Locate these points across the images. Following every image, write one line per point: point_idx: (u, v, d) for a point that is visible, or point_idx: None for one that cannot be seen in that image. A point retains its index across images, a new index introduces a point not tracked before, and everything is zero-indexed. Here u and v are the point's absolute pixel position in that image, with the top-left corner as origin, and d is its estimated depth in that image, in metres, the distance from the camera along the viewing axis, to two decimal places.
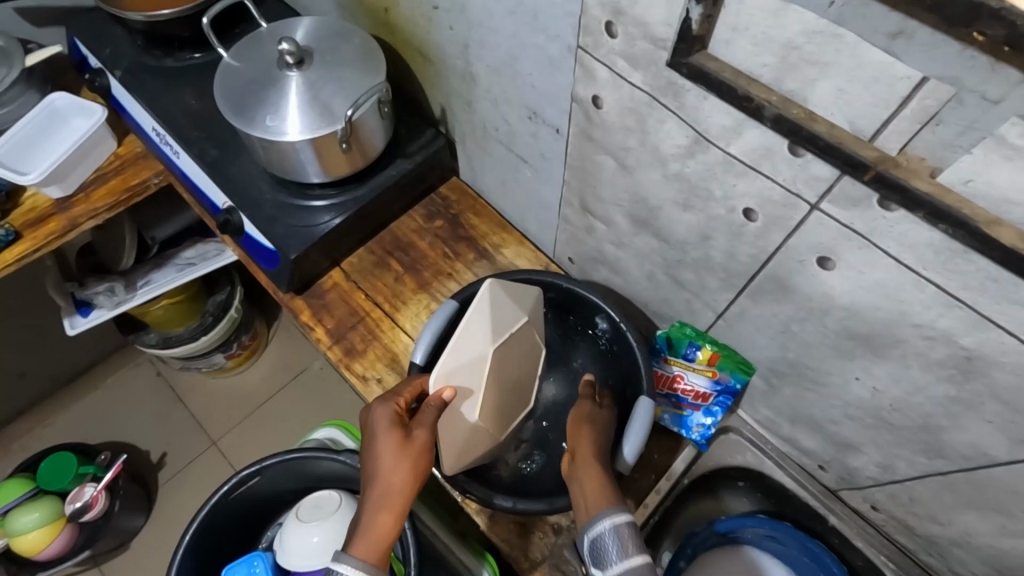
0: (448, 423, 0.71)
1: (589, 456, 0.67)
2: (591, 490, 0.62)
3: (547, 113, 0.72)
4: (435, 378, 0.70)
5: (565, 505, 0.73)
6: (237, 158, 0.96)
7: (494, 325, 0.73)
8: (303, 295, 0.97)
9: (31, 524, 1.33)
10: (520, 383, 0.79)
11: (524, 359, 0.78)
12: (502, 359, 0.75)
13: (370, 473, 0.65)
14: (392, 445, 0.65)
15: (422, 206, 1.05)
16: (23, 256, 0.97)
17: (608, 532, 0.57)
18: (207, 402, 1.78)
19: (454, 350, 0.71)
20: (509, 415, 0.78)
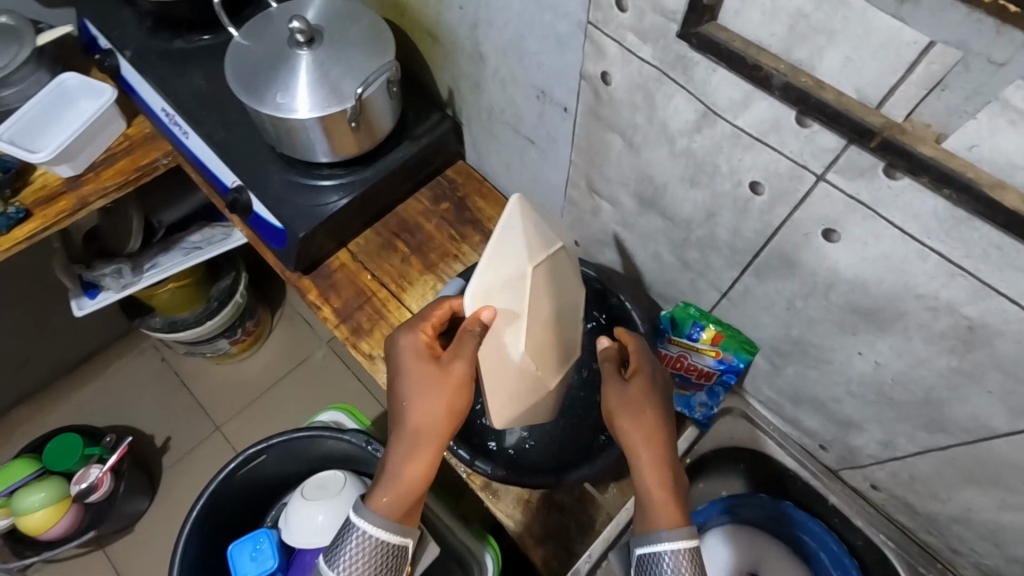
0: (492, 349, 0.71)
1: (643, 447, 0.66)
2: (651, 496, 0.64)
3: (556, 92, 0.73)
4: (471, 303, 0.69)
5: (571, 479, 0.77)
6: (246, 137, 0.96)
7: (530, 244, 0.73)
8: (311, 274, 0.98)
9: (38, 503, 1.34)
10: (562, 322, 0.79)
11: (563, 295, 0.78)
12: (541, 286, 0.74)
13: (403, 421, 0.68)
14: (422, 382, 0.68)
15: (429, 188, 1.06)
16: (34, 233, 0.98)
17: (668, 560, 0.59)
18: (212, 388, 1.79)
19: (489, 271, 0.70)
20: (553, 359, 0.79)
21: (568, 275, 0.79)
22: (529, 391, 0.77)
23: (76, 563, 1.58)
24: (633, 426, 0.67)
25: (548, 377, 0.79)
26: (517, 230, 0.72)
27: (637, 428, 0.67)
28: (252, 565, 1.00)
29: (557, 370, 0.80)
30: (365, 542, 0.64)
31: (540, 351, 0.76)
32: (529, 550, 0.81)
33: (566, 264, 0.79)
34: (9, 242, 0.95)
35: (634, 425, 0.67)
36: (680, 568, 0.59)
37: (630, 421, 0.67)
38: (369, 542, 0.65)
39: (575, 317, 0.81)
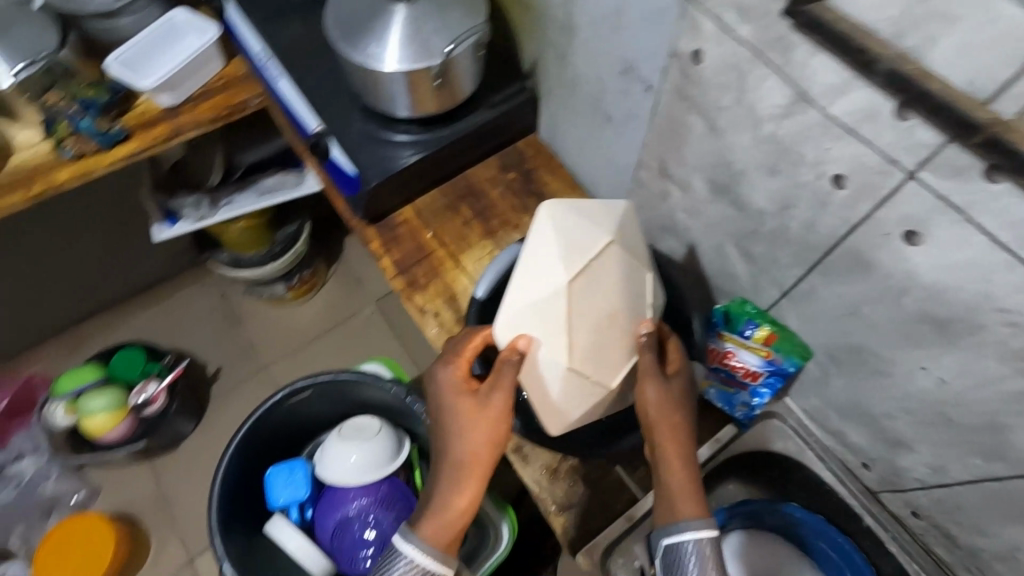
0: (536, 374, 0.70)
1: (672, 442, 0.70)
2: (675, 487, 0.67)
3: (643, 69, 0.73)
4: (506, 331, 0.69)
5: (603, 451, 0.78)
6: (334, 87, 1.01)
7: (565, 251, 0.69)
8: (376, 225, 1.01)
9: (100, 407, 1.45)
10: (626, 317, 0.72)
11: (624, 288, 0.71)
12: (585, 290, 0.69)
13: (450, 452, 0.72)
14: (467, 415, 0.72)
15: (499, 156, 1.07)
16: (132, 154, 1.05)
17: (690, 548, 0.63)
18: (264, 328, 1.88)
19: (519, 291, 0.69)
20: (615, 359, 0.72)
21: (631, 261, 0.73)
22: (589, 394, 0.72)
23: (122, 472, 1.69)
24: (662, 421, 0.70)
25: (608, 379, 0.72)
26: (552, 241, 0.69)
27: (666, 427, 0.70)
28: (287, 492, 1.06)
29: (620, 370, 0.72)
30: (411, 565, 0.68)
31: (598, 352, 0.70)
32: (550, 516, 0.83)
33: (625, 252, 0.72)
34: (110, 159, 1.04)
35: (666, 421, 0.70)
36: (704, 556, 0.63)
37: (665, 417, 0.70)
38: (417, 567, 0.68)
39: (645, 301, 0.74)
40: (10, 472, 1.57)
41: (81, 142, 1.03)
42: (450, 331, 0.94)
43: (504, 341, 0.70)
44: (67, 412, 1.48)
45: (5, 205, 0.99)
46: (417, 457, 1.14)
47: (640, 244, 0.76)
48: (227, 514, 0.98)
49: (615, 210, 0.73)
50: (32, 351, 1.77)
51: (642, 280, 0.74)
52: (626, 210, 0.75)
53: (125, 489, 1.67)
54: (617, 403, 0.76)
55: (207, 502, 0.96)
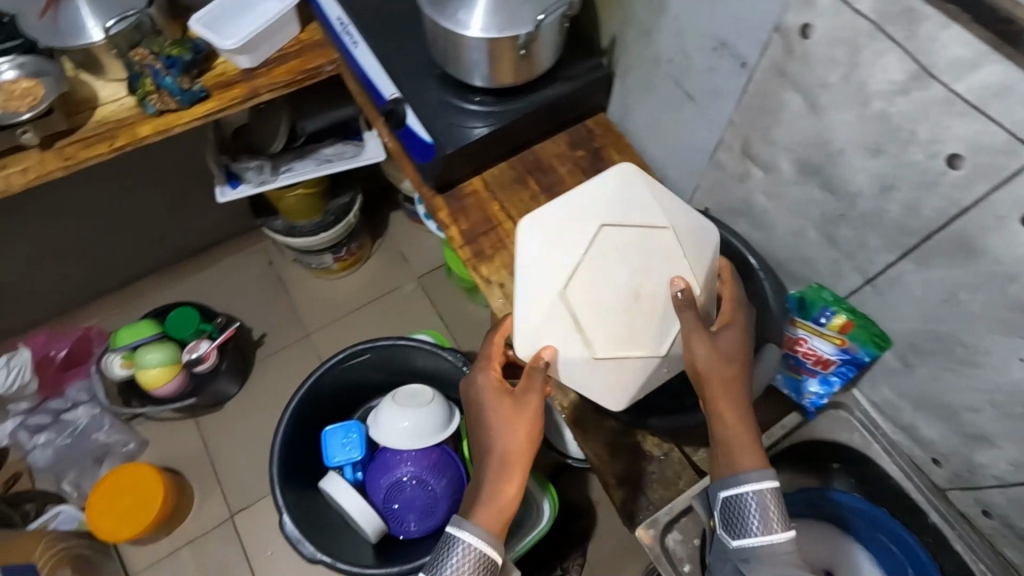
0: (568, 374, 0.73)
1: (725, 397, 0.69)
2: (736, 442, 0.67)
3: (739, 46, 0.72)
4: (525, 350, 0.71)
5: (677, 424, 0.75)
6: (412, 54, 1.02)
7: (559, 259, 0.70)
8: (444, 194, 1.02)
9: (156, 361, 1.50)
10: (652, 288, 0.71)
11: (639, 263, 0.70)
12: (588, 285, 0.69)
13: (490, 447, 0.72)
14: (505, 413, 0.73)
15: (568, 133, 1.07)
16: (210, 113, 1.08)
17: (751, 498, 0.64)
18: (307, 297, 1.92)
19: (528, 310, 0.70)
20: (648, 334, 0.72)
21: (641, 232, 0.72)
22: (635, 369, 0.73)
23: (170, 426, 1.74)
24: (716, 378, 0.69)
25: (652, 347, 0.72)
26: (542, 251, 0.71)
27: (716, 384, 0.69)
28: (342, 452, 1.08)
29: (664, 336, 0.72)
30: (468, 553, 0.68)
31: (630, 333, 0.71)
32: (609, 490, 0.83)
33: (623, 230, 0.71)
34: (188, 117, 1.06)
35: (718, 377, 0.69)
36: (764, 507, 0.64)
37: (717, 373, 0.69)
38: (472, 556, 0.68)
39: (677, 261, 0.72)
40: (66, 419, 1.64)
41: (165, 99, 1.05)
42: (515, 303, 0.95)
43: (525, 356, 0.72)
44: (124, 364, 1.53)
45: (90, 156, 1.02)
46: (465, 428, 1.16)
47: (656, 208, 0.74)
48: (286, 465, 1.02)
49: (605, 191, 0.73)
50: (87, 304, 1.83)
51: (663, 244, 0.71)
52: (621, 185, 0.73)
53: (172, 444, 1.73)
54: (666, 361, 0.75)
55: (270, 452, 1.00)
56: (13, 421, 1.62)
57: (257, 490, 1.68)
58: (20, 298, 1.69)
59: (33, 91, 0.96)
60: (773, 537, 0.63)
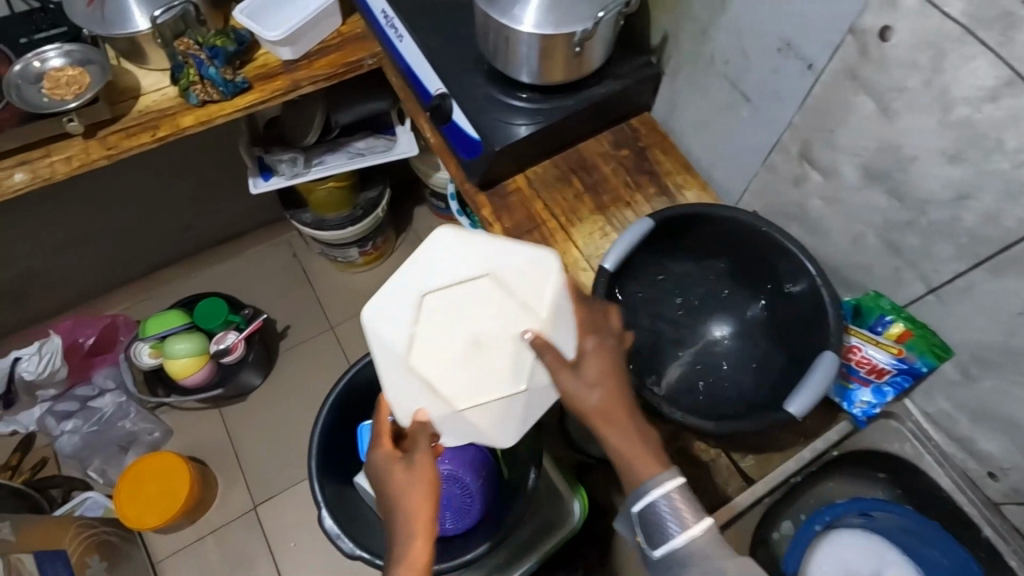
0: (453, 431, 0.67)
1: (605, 412, 0.64)
2: (636, 453, 0.63)
3: (806, 47, 0.71)
4: (402, 417, 0.66)
5: (733, 431, 0.72)
6: (458, 49, 1.00)
7: (397, 335, 0.64)
8: (487, 192, 1.01)
9: (184, 351, 1.51)
10: (495, 331, 0.65)
11: (473, 312, 0.65)
12: (423, 346, 0.64)
13: (399, 512, 0.68)
14: (401, 477, 0.68)
15: (612, 132, 1.06)
16: (252, 105, 1.07)
17: (662, 503, 0.62)
18: (331, 290, 1.91)
19: (390, 389, 0.65)
20: (510, 372, 0.65)
21: (467, 283, 0.65)
22: (516, 405, 0.67)
23: (196, 416, 1.75)
24: (597, 398, 0.63)
25: (517, 384, 0.66)
26: (397, 335, 0.64)
27: (595, 415, 0.64)
28: None
29: (529, 369, 0.66)
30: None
31: (481, 379, 0.65)
32: None
33: (449, 286, 0.65)
34: (231, 109, 1.06)
35: (596, 396, 0.63)
36: (675, 507, 0.62)
37: (594, 394, 0.63)
38: None
39: (506, 300, 0.65)
40: (93, 406, 1.65)
41: (208, 90, 1.04)
42: None
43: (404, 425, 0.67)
44: (153, 353, 1.54)
45: (133, 145, 1.01)
46: None
47: (479, 251, 0.65)
48: (324, 458, 1.03)
49: (423, 257, 0.64)
50: (113, 292, 1.83)
51: (491, 286, 0.65)
52: (448, 241, 0.65)
53: (197, 433, 1.73)
54: (538, 400, 0.68)
55: (310, 444, 1.01)
56: (41, 406, 1.63)
57: (281, 481, 1.69)
58: (50, 284, 1.70)
59: (80, 79, 0.97)
60: (691, 533, 0.61)
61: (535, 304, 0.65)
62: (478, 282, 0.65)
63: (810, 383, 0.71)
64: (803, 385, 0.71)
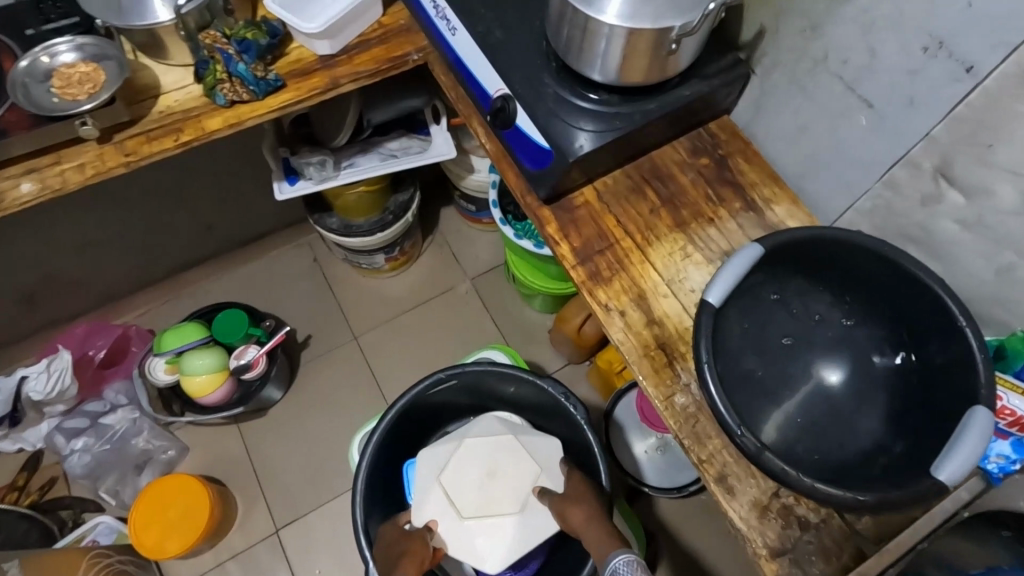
0: (453, 540, 0.88)
1: (583, 521, 0.81)
2: (603, 542, 0.76)
3: (968, 44, 0.60)
4: (419, 517, 0.90)
5: (872, 501, 0.61)
6: (521, 43, 0.89)
7: (441, 463, 0.93)
8: (552, 206, 0.90)
9: (203, 368, 1.40)
10: (508, 467, 0.92)
11: (496, 451, 0.93)
12: (453, 470, 0.92)
13: (387, 565, 0.83)
14: (396, 544, 0.86)
15: (688, 139, 0.94)
16: (286, 105, 0.95)
17: (619, 565, 0.69)
18: (354, 297, 1.80)
19: (417, 501, 0.91)
20: (513, 503, 0.90)
21: (496, 433, 0.95)
22: (516, 537, 0.88)
23: (213, 431, 1.65)
24: (572, 512, 0.83)
25: (514, 508, 0.89)
26: (431, 457, 0.94)
27: (572, 523, 0.82)
28: None
29: (527, 505, 0.89)
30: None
31: (490, 503, 0.90)
32: (759, 561, 0.72)
33: (484, 434, 0.95)
34: (262, 109, 0.94)
35: (575, 511, 0.83)
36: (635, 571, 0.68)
37: (575, 508, 0.83)
38: None
39: (521, 450, 0.94)
40: (103, 423, 1.54)
41: (237, 89, 0.92)
42: (639, 334, 0.82)
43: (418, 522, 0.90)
44: (168, 369, 1.44)
45: (155, 150, 0.90)
46: None
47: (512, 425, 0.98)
48: (368, 498, 0.94)
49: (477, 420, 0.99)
50: (125, 299, 1.72)
51: (511, 442, 0.94)
52: (486, 418, 0.99)
53: (215, 450, 1.63)
54: (540, 530, 0.89)
55: (352, 487, 0.91)
56: (49, 423, 1.52)
57: (306, 501, 1.58)
58: (57, 292, 1.59)
59: (94, 76, 0.86)
60: None
61: (537, 455, 0.93)
62: (505, 439, 0.95)
63: (962, 447, 0.60)
64: (955, 448, 0.60)
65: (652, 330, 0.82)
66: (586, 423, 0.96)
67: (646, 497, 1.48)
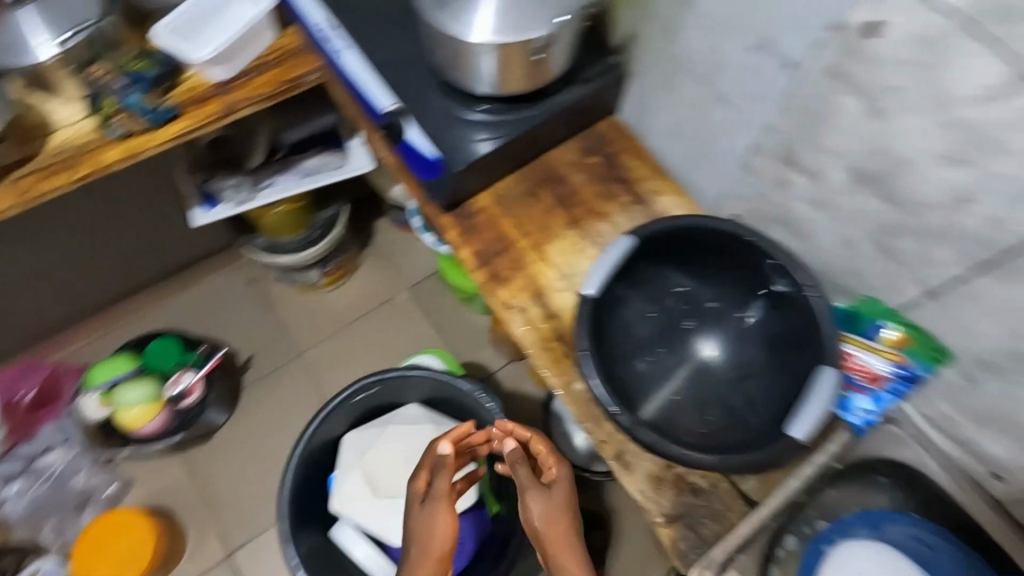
0: (368, 516, 0.95)
1: (562, 543, 0.76)
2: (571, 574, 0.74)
3: (785, 43, 0.66)
4: (336, 495, 0.96)
5: (737, 461, 0.69)
6: (409, 61, 0.92)
7: (363, 446, 0.99)
8: (451, 212, 0.94)
9: (139, 398, 1.40)
10: (425, 453, 0.99)
11: (414, 438, 1.00)
12: (373, 454, 0.98)
13: (417, 535, 0.76)
14: (425, 512, 0.77)
15: (578, 139, 0.99)
16: (182, 134, 0.97)
17: None
18: (298, 315, 1.76)
19: (337, 480, 0.97)
20: None
21: (417, 422, 1.01)
22: None
23: (155, 463, 1.60)
24: (550, 529, 0.77)
25: None
26: (353, 442, 1.00)
27: (551, 539, 0.76)
28: None
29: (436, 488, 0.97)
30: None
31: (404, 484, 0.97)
32: (656, 528, 0.78)
33: (406, 422, 1.01)
34: (161, 139, 0.95)
35: (551, 525, 0.77)
36: None
37: (558, 521, 0.77)
38: None
39: None
40: (40, 466, 1.51)
41: (132, 120, 0.94)
42: (539, 328, 0.87)
43: (335, 501, 0.96)
44: (99, 405, 1.41)
45: (49, 188, 0.91)
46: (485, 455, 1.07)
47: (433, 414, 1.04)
48: (297, 512, 0.95)
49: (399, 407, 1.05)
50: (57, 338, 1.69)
51: (428, 430, 1.01)
52: (409, 406, 1.05)
53: (161, 481, 1.59)
54: (447, 507, 0.97)
55: (277, 500, 0.91)
56: None
57: (257, 524, 1.57)
58: None
59: None
60: None
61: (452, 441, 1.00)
62: (424, 427, 1.01)
63: (809, 406, 0.68)
64: (803, 409, 0.68)
65: (550, 324, 0.87)
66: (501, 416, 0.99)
67: (592, 484, 1.52)
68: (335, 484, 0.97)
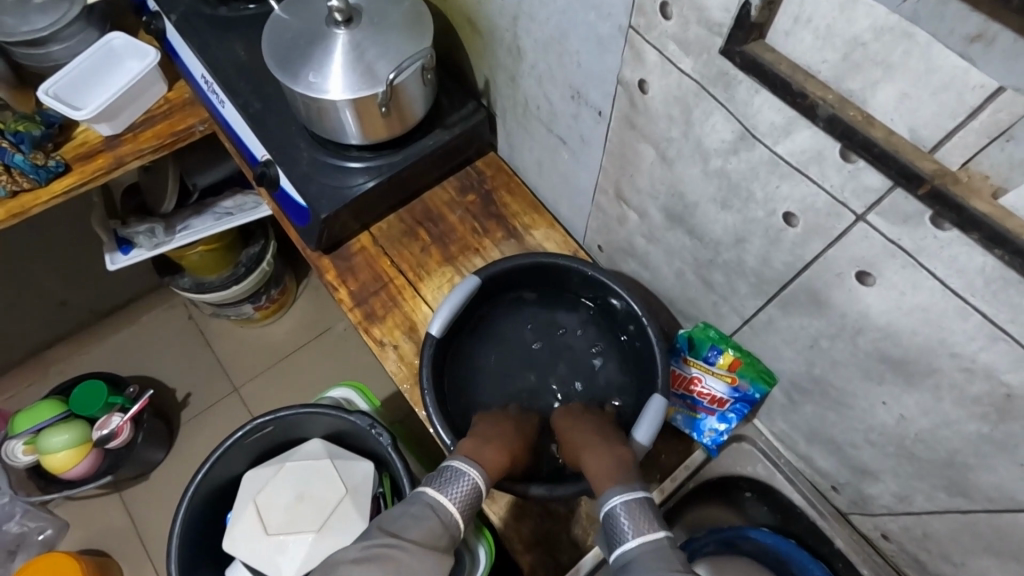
0: (258, 551, 0.97)
1: (592, 443, 0.70)
2: (601, 471, 0.65)
3: (591, 95, 0.70)
4: (228, 533, 0.99)
5: (565, 492, 0.72)
6: (281, 112, 0.96)
7: (260, 484, 1.02)
8: (330, 255, 0.98)
9: (61, 444, 1.35)
10: (317, 488, 1.00)
11: (308, 475, 1.01)
12: (268, 491, 1.01)
13: (498, 429, 0.74)
14: (512, 427, 0.76)
15: (456, 178, 1.03)
16: (71, 188, 1.00)
17: (621, 510, 0.59)
18: (234, 350, 1.76)
19: (232, 518, 1.00)
20: (314, 520, 0.98)
21: (312, 459, 1.03)
22: (313, 550, 0.96)
23: (90, 504, 1.59)
24: (580, 437, 0.72)
25: (313, 525, 0.97)
26: (251, 480, 1.03)
27: (582, 442, 0.71)
28: None
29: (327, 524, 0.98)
30: (463, 494, 0.64)
31: (294, 521, 0.98)
32: (516, 555, 0.80)
33: (302, 458, 1.03)
34: (46, 196, 0.98)
35: (582, 434, 0.72)
36: (636, 519, 0.58)
37: (585, 431, 0.73)
38: (472, 492, 0.65)
39: (333, 474, 1.01)
40: None
41: (18, 180, 0.96)
42: (411, 364, 0.91)
43: (227, 539, 0.98)
44: (27, 449, 1.39)
45: None
46: (388, 490, 1.07)
47: (332, 449, 1.05)
48: (189, 553, 0.97)
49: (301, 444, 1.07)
50: None
51: (322, 467, 1.02)
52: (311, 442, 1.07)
53: (94, 525, 1.57)
54: (337, 542, 0.97)
55: (168, 542, 0.94)
56: None
57: None
58: None
59: None
60: (647, 538, 0.56)
61: (346, 478, 1.01)
62: (320, 462, 1.02)
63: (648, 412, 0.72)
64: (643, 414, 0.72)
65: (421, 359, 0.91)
66: (390, 448, 0.99)
67: None
68: (229, 523, 1.00)
